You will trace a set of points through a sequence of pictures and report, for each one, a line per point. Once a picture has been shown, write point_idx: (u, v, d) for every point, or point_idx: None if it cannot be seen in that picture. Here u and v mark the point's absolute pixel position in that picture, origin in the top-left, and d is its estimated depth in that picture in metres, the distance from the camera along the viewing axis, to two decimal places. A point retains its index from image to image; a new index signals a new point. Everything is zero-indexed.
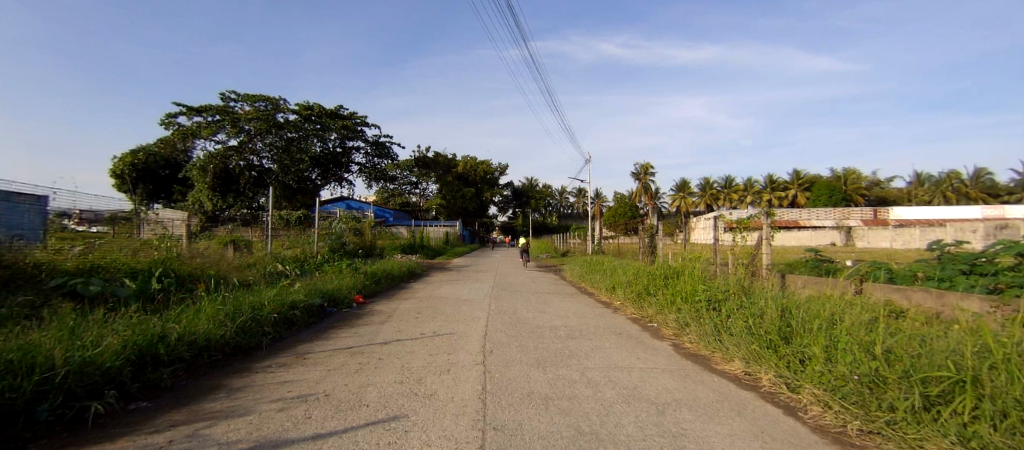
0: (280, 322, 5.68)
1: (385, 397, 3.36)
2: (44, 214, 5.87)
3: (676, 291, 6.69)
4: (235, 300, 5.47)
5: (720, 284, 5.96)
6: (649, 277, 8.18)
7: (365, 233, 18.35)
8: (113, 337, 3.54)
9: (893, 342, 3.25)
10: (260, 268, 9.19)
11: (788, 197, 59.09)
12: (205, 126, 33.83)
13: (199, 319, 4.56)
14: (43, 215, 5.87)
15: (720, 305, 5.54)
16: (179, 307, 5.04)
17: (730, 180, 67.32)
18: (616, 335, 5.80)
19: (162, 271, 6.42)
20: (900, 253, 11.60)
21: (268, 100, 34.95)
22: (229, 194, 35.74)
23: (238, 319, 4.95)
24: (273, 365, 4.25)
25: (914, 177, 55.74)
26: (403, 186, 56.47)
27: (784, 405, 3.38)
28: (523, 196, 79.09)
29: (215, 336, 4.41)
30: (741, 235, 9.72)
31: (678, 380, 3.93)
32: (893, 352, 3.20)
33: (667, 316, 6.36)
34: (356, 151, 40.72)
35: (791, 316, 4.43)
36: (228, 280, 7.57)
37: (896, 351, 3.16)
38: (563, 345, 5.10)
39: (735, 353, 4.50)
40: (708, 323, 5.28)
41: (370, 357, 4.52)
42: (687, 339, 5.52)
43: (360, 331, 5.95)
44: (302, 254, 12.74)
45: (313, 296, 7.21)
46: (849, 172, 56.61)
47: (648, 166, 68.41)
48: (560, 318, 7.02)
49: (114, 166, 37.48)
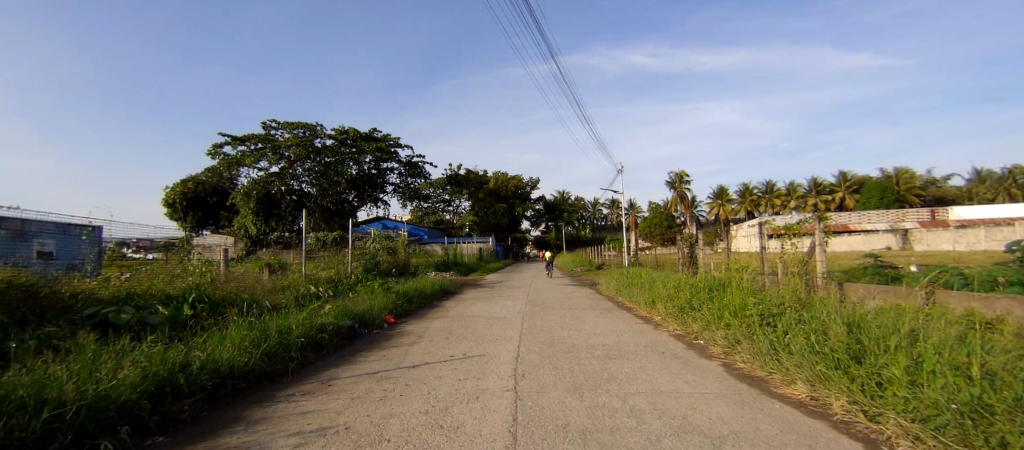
0: (308, 347, 5.62)
1: (407, 430, 3.12)
2: (101, 244, 6.28)
3: (723, 306, 6.16)
4: (262, 325, 5.45)
5: (773, 297, 5.41)
6: (692, 291, 7.63)
7: (398, 252, 18.52)
8: (134, 368, 3.55)
9: (1001, 363, 2.71)
10: (293, 290, 9.30)
11: (835, 200, 55.74)
12: (249, 155, 35.69)
13: (224, 346, 4.55)
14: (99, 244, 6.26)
15: (776, 321, 4.99)
16: (207, 334, 5.06)
17: (770, 184, 64.39)
18: (659, 355, 5.35)
19: (195, 297, 6.56)
20: (974, 257, 10.42)
21: (306, 127, 36.55)
22: (271, 218, 37.42)
23: (264, 345, 4.90)
24: (296, 394, 4.12)
25: (977, 173, 51.35)
26: (435, 204, 57.38)
27: (864, 438, 2.86)
28: (554, 209, 78.59)
29: (240, 363, 4.38)
30: (789, 242, 8.99)
31: (734, 408, 3.48)
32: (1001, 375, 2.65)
33: (714, 333, 5.85)
34: (389, 172, 41.78)
35: (862, 332, 3.88)
36: (261, 303, 7.65)
37: (1006, 374, 2.62)
38: (602, 367, 4.71)
39: (797, 376, 3.97)
40: (763, 341, 4.75)
41: (396, 383, 4.31)
42: (739, 358, 4.99)
43: (388, 353, 5.78)
44: (336, 275, 12.89)
45: (343, 318, 7.14)
46: (901, 171, 52.86)
47: (680, 174, 66.54)
48: (597, 336, 6.61)
49: (168, 196, 40.19)
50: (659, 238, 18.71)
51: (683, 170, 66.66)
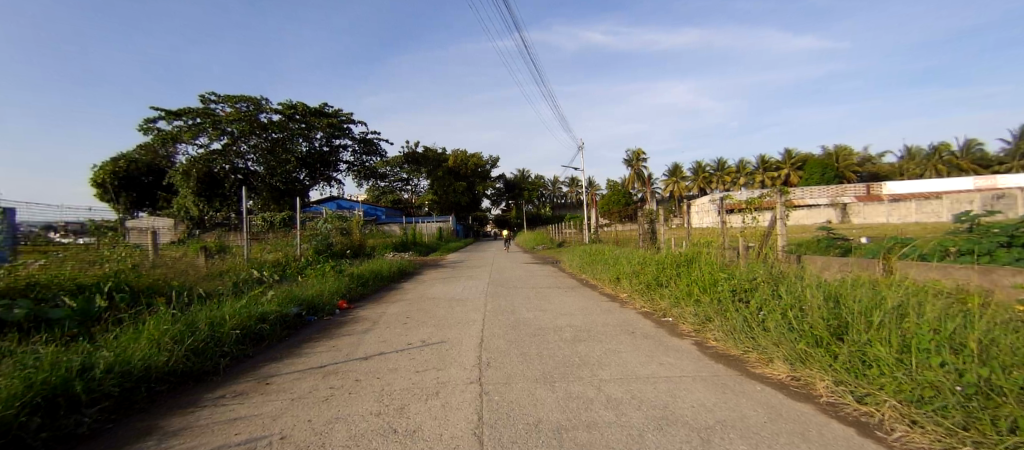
0: (244, 339, 4.96)
1: (356, 438, 2.65)
2: (16, 227, 5.31)
3: (692, 282, 6.03)
4: (188, 316, 4.71)
5: (744, 272, 5.30)
6: (659, 267, 7.51)
7: (353, 233, 17.54)
8: (9, 377, 2.81)
9: (1007, 340, 2.59)
10: (233, 275, 8.42)
11: (780, 177, 58.83)
12: (185, 130, 32.64)
13: (136, 343, 3.83)
14: (15, 233, 5.25)
15: (749, 296, 4.86)
16: (121, 328, 4.30)
17: (722, 162, 66.90)
18: (629, 334, 5.14)
19: (112, 284, 5.66)
20: (909, 228, 11.08)
21: (250, 100, 33.79)
22: (215, 198, 34.79)
23: (189, 338, 4.20)
24: (226, 396, 3.54)
25: (903, 151, 55.60)
26: (394, 183, 55.51)
27: (856, 422, 2.70)
28: (517, 187, 78.31)
29: (158, 362, 3.69)
30: (750, 216, 9.08)
31: (715, 394, 3.29)
32: (1006, 352, 2.53)
33: (684, 310, 5.71)
34: (344, 149, 39.69)
35: (841, 308, 3.78)
36: (193, 290, 6.81)
37: (1015, 353, 2.49)
38: (572, 351, 4.42)
39: (776, 355, 3.85)
40: (736, 319, 4.62)
41: (346, 379, 3.81)
42: (711, 336, 4.86)
43: (338, 343, 5.22)
44: (284, 258, 11.94)
45: (288, 305, 6.48)
46: (839, 149, 56.31)
47: (639, 152, 67.78)
48: (564, 316, 6.33)
49: (93, 175, 36.35)
50: (620, 215, 18.78)
51: (641, 149, 67.86)
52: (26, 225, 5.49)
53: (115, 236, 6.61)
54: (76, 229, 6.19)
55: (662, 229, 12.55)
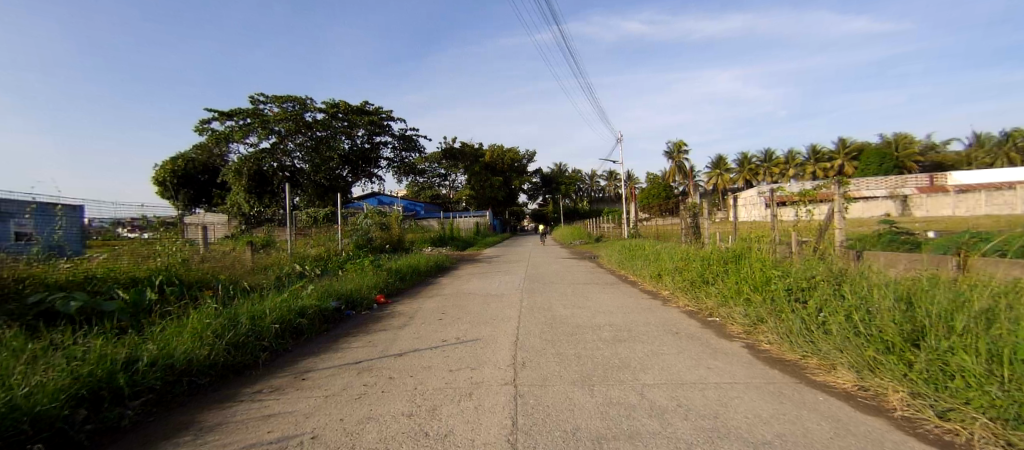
0: (283, 333, 5.07)
1: (384, 440, 2.57)
2: (82, 224, 5.99)
3: (741, 281, 5.59)
4: (230, 310, 4.86)
5: (801, 269, 4.85)
6: (704, 264, 7.08)
7: (391, 228, 17.89)
8: (61, 370, 2.96)
9: None
10: (277, 269, 8.73)
11: (834, 167, 55.08)
12: (237, 131, 34.47)
13: (180, 336, 3.97)
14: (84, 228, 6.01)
15: (806, 296, 4.43)
16: (164, 322, 4.49)
17: (770, 153, 63.45)
18: (673, 335, 4.82)
19: (163, 278, 5.96)
20: (990, 220, 9.93)
21: (295, 101, 35.24)
22: (264, 195, 36.66)
23: (230, 332, 4.32)
24: (262, 391, 3.59)
25: (977, 137, 50.62)
26: (432, 179, 56.47)
27: (939, 441, 2.33)
28: (552, 181, 77.76)
29: (199, 355, 3.81)
30: (804, 209, 8.40)
31: (771, 403, 2.97)
32: None
33: (733, 310, 5.33)
34: (383, 146, 40.72)
35: (917, 308, 3.34)
36: (239, 284, 7.08)
37: None
38: (612, 353, 4.18)
39: (840, 362, 3.45)
40: (793, 320, 4.22)
41: (378, 376, 3.77)
42: (764, 338, 4.48)
43: (374, 339, 5.24)
44: (326, 252, 12.31)
45: (326, 299, 6.60)
46: (902, 136, 52.03)
47: (679, 144, 65.46)
48: (602, 314, 6.08)
49: (157, 175, 39.22)
50: (660, 209, 18.07)
51: (681, 141, 65.50)
52: (94, 222, 6.18)
53: (168, 231, 6.97)
54: (141, 225, 6.70)
55: (706, 223, 11.91)
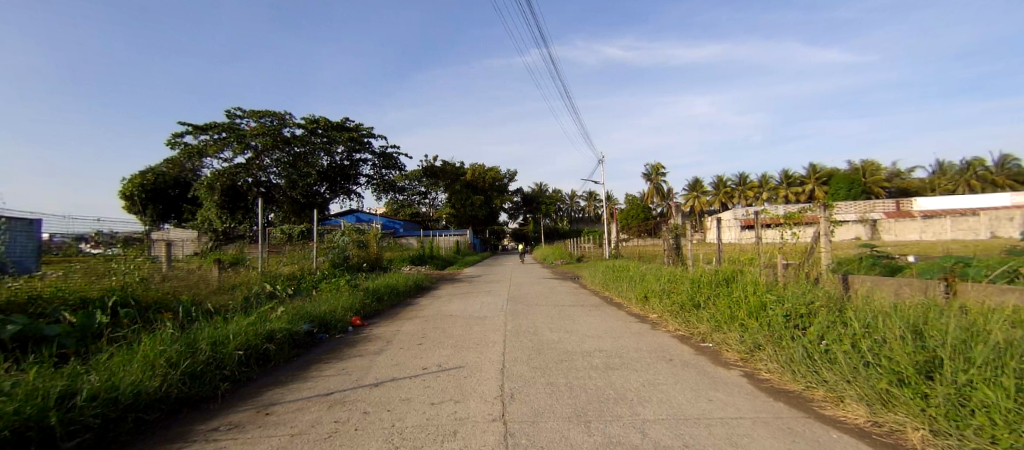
0: (248, 360, 4.61)
1: None
2: (37, 237, 5.35)
3: (734, 305, 5.46)
4: (189, 335, 4.40)
5: (796, 294, 4.74)
6: (693, 286, 6.94)
7: (370, 246, 17.36)
8: None
9: None
10: (245, 289, 8.19)
11: (805, 192, 57.11)
12: (212, 144, 33.41)
13: (128, 366, 3.48)
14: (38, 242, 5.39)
15: (807, 323, 4.29)
16: (111, 349, 3.99)
17: (744, 177, 65.46)
18: (667, 362, 4.60)
19: (117, 299, 5.43)
20: (960, 244, 10.22)
21: (274, 115, 34.56)
22: (237, 211, 35.50)
23: (187, 360, 3.85)
24: (220, 428, 3.12)
25: (935, 165, 53.41)
26: (412, 197, 56.13)
27: None
28: (534, 201, 78.06)
29: (150, 387, 3.31)
30: (788, 232, 8.42)
31: (783, 441, 2.75)
32: None
33: (728, 336, 5.16)
34: (364, 162, 40.14)
35: (928, 338, 3.21)
36: (202, 305, 6.56)
37: None
38: (606, 383, 3.92)
39: (849, 394, 3.27)
40: (795, 348, 4.06)
41: (354, 411, 3.40)
42: (763, 366, 4.30)
43: (349, 366, 4.83)
44: (300, 271, 11.74)
45: (297, 322, 6.15)
46: (867, 163, 54.45)
47: (657, 166, 66.96)
48: (591, 339, 5.83)
49: (124, 188, 37.61)
50: (641, 229, 18.10)
51: (659, 164, 66.98)
52: (55, 237, 5.56)
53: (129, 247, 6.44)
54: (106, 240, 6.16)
55: (689, 244, 11.90)
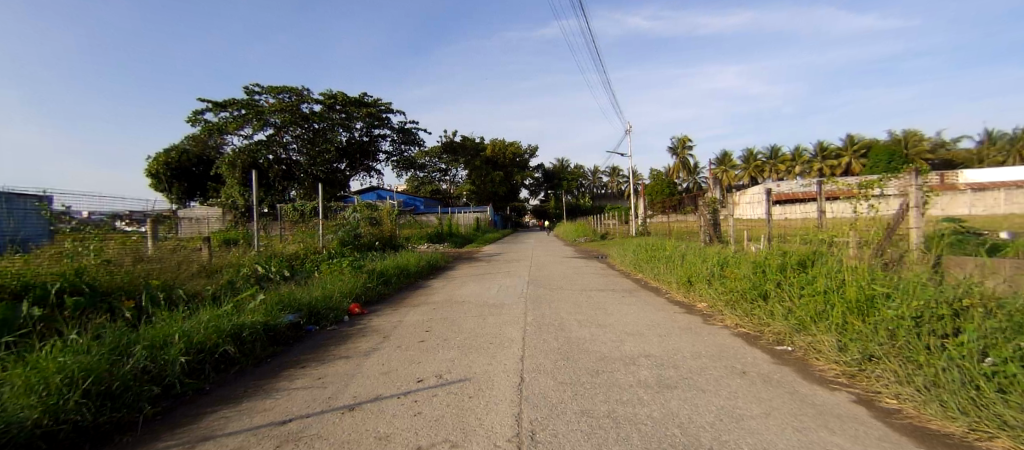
0: (199, 367, 3.68)
1: None
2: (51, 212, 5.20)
3: (823, 298, 4.21)
4: (122, 337, 3.46)
5: (924, 286, 3.46)
6: (755, 272, 5.65)
7: (384, 223, 16.49)
8: None
9: None
10: (235, 271, 7.37)
11: (842, 164, 53.38)
12: (230, 121, 32.93)
13: (6, 388, 2.52)
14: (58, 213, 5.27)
15: (953, 329, 3.03)
16: (7, 359, 3.05)
17: (776, 150, 61.71)
18: (740, 378, 3.41)
19: (65, 285, 4.49)
20: None
21: (291, 90, 33.74)
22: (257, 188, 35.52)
23: (100, 375, 2.85)
24: None
25: (989, 135, 48.70)
26: (433, 174, 55.66)
27: None
28: (555, 177, 76.27)
29: (24, 420, 2.31)
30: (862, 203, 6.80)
31: None
32: None
33: (821, 341, 3.93)
34: (382, 138, 39.19)
35: None
36: (177, 291, 5.71)
37: None
38: (664, 414, 2.79)
39: None
40: (942, 368, 2.84)
41: None
42: (887, 389, 3.08)
43: (328, 374, 3.84)
44: (305, 250, 10.92)
45: (280, 313, 5.23)
46: (911, 134, 50.12)
47: (683, 140, 63.91)
48: (631, 338, 4.69)
49: (150, 166, 38.12)
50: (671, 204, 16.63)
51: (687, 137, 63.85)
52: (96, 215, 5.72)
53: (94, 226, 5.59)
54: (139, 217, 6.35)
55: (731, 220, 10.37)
